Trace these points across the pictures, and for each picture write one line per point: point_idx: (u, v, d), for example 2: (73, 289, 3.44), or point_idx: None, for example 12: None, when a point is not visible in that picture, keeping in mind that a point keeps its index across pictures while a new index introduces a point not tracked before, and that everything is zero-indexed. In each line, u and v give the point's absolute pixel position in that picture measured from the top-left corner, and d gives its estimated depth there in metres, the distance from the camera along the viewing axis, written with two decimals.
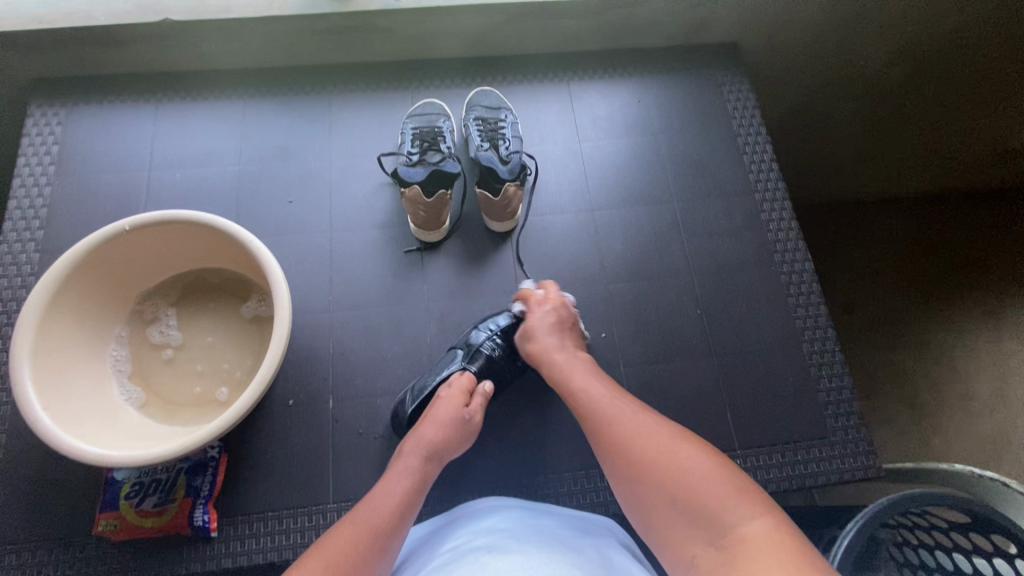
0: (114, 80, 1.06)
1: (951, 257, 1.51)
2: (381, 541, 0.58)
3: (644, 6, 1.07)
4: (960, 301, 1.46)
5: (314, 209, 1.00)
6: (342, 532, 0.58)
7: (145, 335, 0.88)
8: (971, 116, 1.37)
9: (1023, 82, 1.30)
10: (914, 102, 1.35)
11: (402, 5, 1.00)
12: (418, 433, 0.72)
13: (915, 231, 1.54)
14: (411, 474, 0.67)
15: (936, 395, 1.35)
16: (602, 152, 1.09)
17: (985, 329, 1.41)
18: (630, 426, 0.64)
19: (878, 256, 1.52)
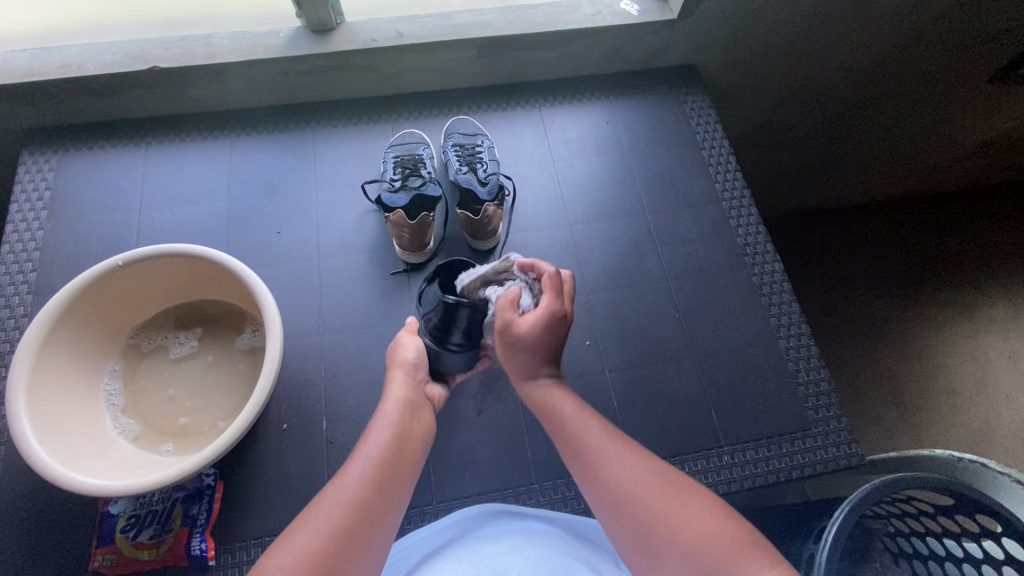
0: (105, 127, 1.10)
1: (916, 257, 1.59)
2: (376, 492, 0.59)
3: (607, 34, 1.14)
4: (929, 297, 1.53)
5: (303, 238, 1.04)
6: (331, 494, 0.58)
7: (140, 367, 0.90)
8: (918, 119, 1.48)
9: (965, 91, 1.40)
10: (867, 112, 1.44)
11: (378, 44, 1.06)
12: (403, 363, 0.78)
13: (876, 236, 1.64)
14: (395, 416, 0.68)
15: (920, 391, 1.39)
16: (576, 171, 1.15)
17: (957, 323, 1.48)
18: (628, 483, 0.60)
19: (846, 259, 1.60)
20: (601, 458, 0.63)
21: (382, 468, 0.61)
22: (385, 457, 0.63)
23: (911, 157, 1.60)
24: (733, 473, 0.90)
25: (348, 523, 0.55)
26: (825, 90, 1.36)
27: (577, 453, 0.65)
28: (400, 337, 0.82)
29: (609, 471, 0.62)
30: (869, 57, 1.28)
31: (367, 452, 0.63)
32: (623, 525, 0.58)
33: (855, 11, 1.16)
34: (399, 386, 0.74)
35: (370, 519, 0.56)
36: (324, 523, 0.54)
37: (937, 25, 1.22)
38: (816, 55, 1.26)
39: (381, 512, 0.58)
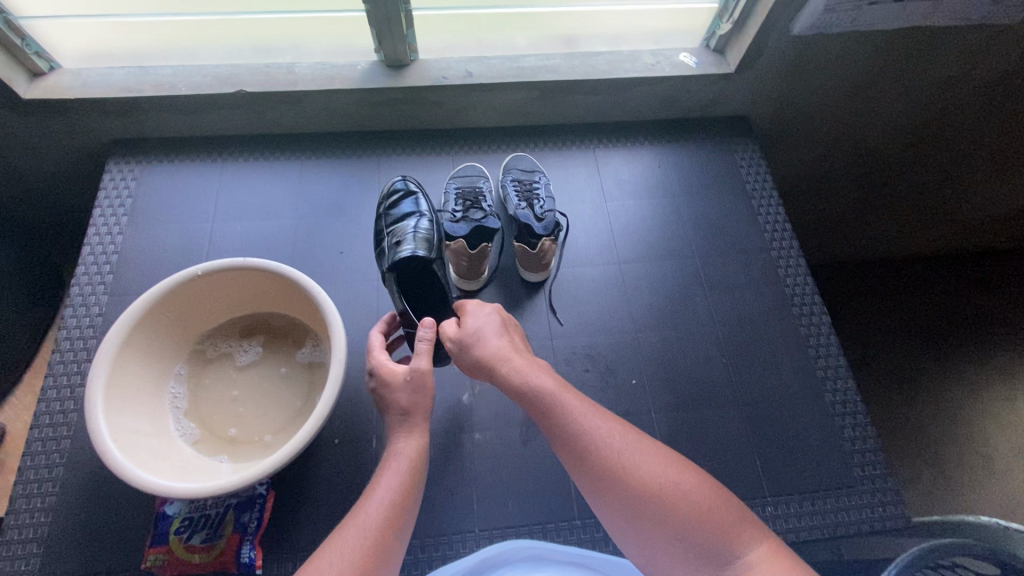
0: (187, 142, 1.17)
1: (952, 315, 1.58)
2: (391, 536, 0.62)
3: (666, 83, 1.19)
4: (966, 358, 1.51)
5: (363, 259, 1.08)
6: (350, 531, 0.61)
7: (204, 373, 0.93)
8: (960, 179, 1.50)
9: (1009, 154, 1.42)
10: (911, 169, 1.46)
11: (448, 82, 1.12)
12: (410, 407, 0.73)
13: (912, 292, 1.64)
14: (411, 459, 0.70)
15: (958, 453, 1.36)
16: (628, 212, 1.18)
17: (998, 386, 1.46)
18: (630, 463, 0.65)
19: (881, 312, 1.60)
20: (580, 426, 0.68)
21: (395, 509, 0.64)
22: (402, 495, 0.66)
23: (950, 216, 1.61)
24: (776, 525, 0.90)
25: (370, 562, 0.59)
26: (870, 146, 1.39)
27: (554, 416, 0.69)
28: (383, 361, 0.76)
29: (597, 445, 0.66)
30: (914, 116, 1.31)
31: (382, 493, 0.65)
32: (605, 483, 0.65)
33: (906, 72, 1.20)
34: (407, 424, 0.72)
35: (385, 558, 0.60)
36: (344, 558, 0.58)
37: (984, 87, 1.26)
38: (862, 113, 1.29)
39: (393, 551, 0.61)
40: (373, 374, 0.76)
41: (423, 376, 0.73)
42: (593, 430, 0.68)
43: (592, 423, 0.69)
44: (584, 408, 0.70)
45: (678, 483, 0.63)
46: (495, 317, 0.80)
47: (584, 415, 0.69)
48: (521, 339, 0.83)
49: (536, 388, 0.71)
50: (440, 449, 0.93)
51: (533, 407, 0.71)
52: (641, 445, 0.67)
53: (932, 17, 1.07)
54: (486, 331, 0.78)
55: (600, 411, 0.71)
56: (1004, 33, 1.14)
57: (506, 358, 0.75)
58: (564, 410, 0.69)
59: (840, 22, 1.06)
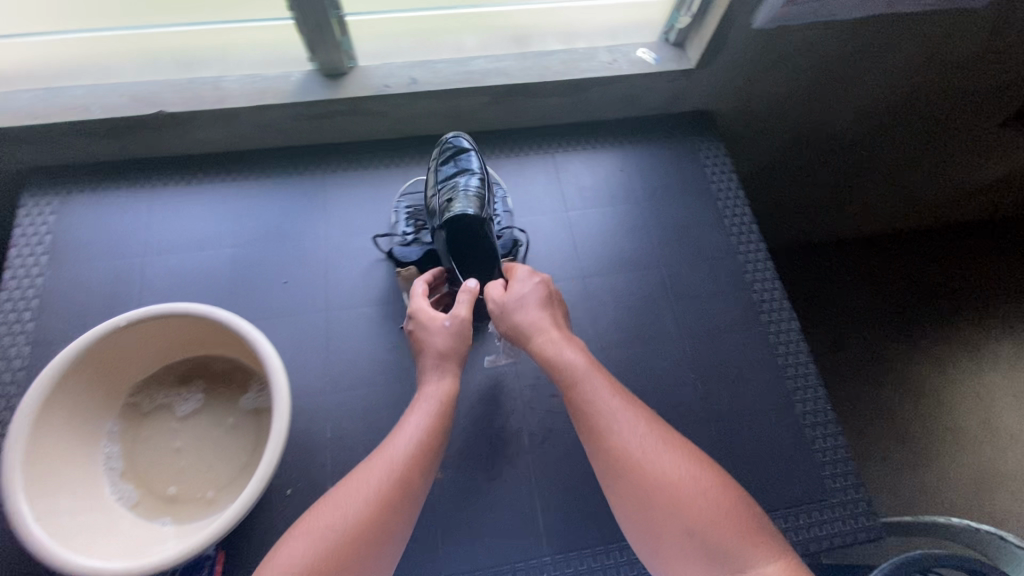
0: (109, 167, 1.07)
1: (911, 297, 1.60)
2: (418, 467, 0.73)
3: (625, 82, 1.12)
4: (921, 342, 1.53)
5: (310, 289, 1.01)
6: (383, 461, 0.72)
7: (141, 428, 0.87)
8: (922, 159, 1.49)
9: (970, 132, 1.42)
10: (876, 152, 1.44)
11: (392, 91, 1.04)
12: (432, 350, 0.83)
13: (873, 275, 1.65)
14: (438, 399, 0.79)
15: (912, 441, 1.40)
16: (591, 222, 1.13)
17: (948, 369, 1.49)
18: (658, 465, 0.71)
19: (843, 298, 1.61)
20: (613, 421, 0.75)
21: (418, 452, 0.74)
22: (429, 434, 0.76)
23: (910, 194, 1.62)
24: None
25: (389, 499, 0.69)
26: (835, 133, 1.36)
27: (590, 410, 0.76)
28: (419, 304, 0.87)
29: (631, 441, 0.73)
30: (879, 101, 1.28)
31: (410, 434, 0.75)
32: (632, 479, 0.71)
33: (871, 59, 1.16)
34: (433, 365, 0.83)
35: (409, 489, 0.71)
36: (369, 492, 0.69)
37: (949, 69, 1.23)
38: (827, 101, 1.25)
39: (417, 485, 0.72)
40: (414, 316, 0.87)
41: (462, 323, 0.85)
42: (613, 422, 0.75)
43: (616, 414, 0.75)
44: (623, 407, 0.76)
45: (702, 490, 0.68)
46: (540, 287, 0.88)
47: (626, 415, 0.75)
48: (564, 314, 0.91)
49: (580, 381, 0.79)
50: None
51: (570, 396, 0.79)
52: (673, 450, 0.73)
53: (895, 5, 1.03)
54: (528, 299, 0.87)
55: (642, 410, 0.77)
56: (966, 21, 1.11)
57: (541, 330, 0.84)
58: (602, 402, 0.77)
59: (801, 13, 1.00)
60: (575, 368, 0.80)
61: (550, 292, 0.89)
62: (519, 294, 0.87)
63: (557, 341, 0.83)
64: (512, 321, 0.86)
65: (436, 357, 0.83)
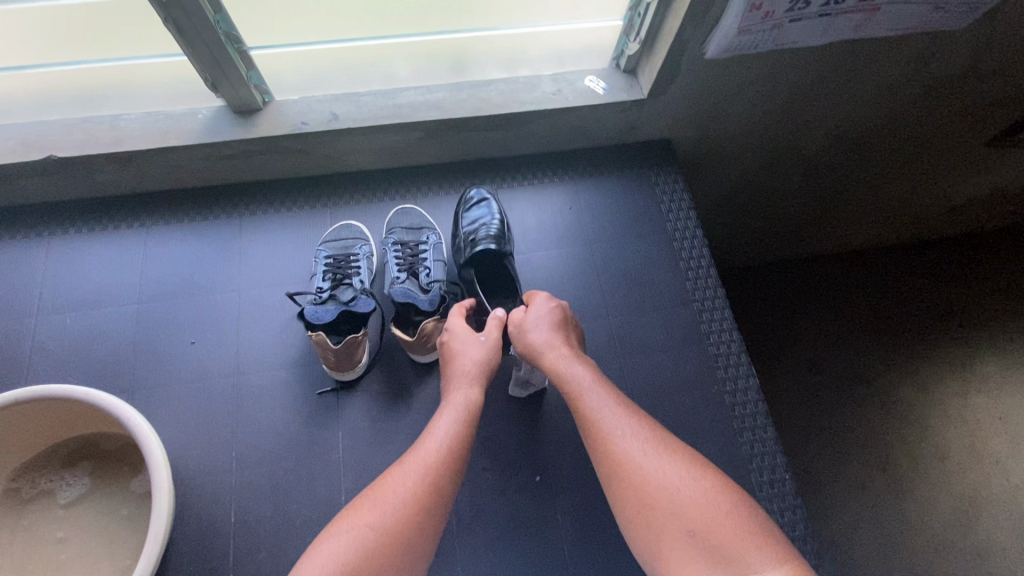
0: (5, 214, 0.98)
1: (885, 322, 1.53)
2: (449, 475, 0.66)
3: (571, 113, 1.03)
4: (898, 373, 1.45)
5: (220, 349, 0.92)
6: (413, 466, 0.66)
7: (17, 519, 0.78)
8: (899, 175, 1.42)
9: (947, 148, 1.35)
10: (851, 169, 1.36)
11: (310, 128, 0.95)
12: (466, 367, 0.78)
13: (846, 299, 1.58)
14: (469, 405, 0.73)
15: (892, 484, 1.30)
16: (534, 268, 1.04)
17: (926, 401, 1.40)
18: (658, 470, 0.63)
19: (815, 323, 1.53)
20: (613, 427, 0.68)
21: (450, 456, 0.67)
22: (459, 442, 0.69)
23: (886, 209, 1.55)
24: None
25: (423, 502, 0.62)
26: (808, 154, 1.26)
27: (592, 418, 0.70)
28: (456, 325, 0.83)
29: (629, 446, 0.66)
30: (853, 123, 1.19)
31: (436, 439, 0.69)
32: (633, 485, 0.64)
33: (844, 81, 1.06)
34: (468, 380, 0.76)
35: (437, 497, 0.64)
36: (393, 495, 0.62)
37: (931, 87, 1.14)
38: (795, 126, 1.16)
39: (445, 495, 0.65)
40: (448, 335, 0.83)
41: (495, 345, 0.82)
42: (612, 425, 0.69)
43: (614, 417, 0.69)
44: (629, 414, 0.70)
45: (703, 496, 0.60)
46: (557, 312, 0.82)
47: (628, 421, 0.69)
48: (578, 336, 0.85)
49: (583, 391, 0.73)
50: None
51: (575, 404, 0.73)
52: (678, 456, 0.65)
53: (864, 30, 0.93)
54: (536, 320, 0.81)
55: (643, 416, 0.70)
56: (949, 39, 1.00)
57: (552, 345, 0.78)
58: (605, 408, 0.71)
59: (757, 43, 0.91)
60: (579, 377, 0.74)
61: (563, 317, 0.83)
62: (540, 314, 0.82)
63: (565, 353, 0.78)
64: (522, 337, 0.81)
65: (473, 370, 0.77)
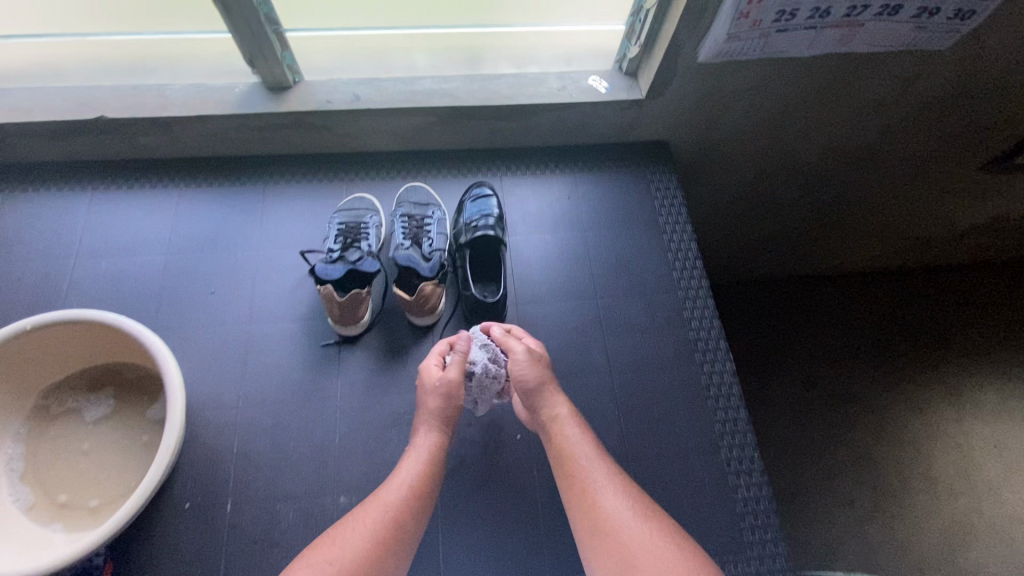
0: (55, 169, 1.09)
1: (872, 340, 1.57)
2: (411, 516, 0.70)
3: (573, 108, 1.11)
4: (884, 389, 1.48)
5: (237, 301, 1.01)
6: (375, 509, 0.70)
7: (47, 430, 0.87)
8: (890, 194, 1.47)
9: (938, 171, 1.40)
10: (840, 186, 1.42)
11: (333, 107, 1.04)
12: (431, 411, 0.79)
13: (834, 313, 1.63)
14: (434, 450, 0.77)
15: (875, 493, 1.32)
16: (531, 248, 1.11)
17: (911, 417, 1.43)
18: (628, 525, 0.67)
19: (801, 334, 1.59)
20: (591, 476, 0.73)
21: (411, 498, 0.71)
22: (421, 484, 0.73)
23: (877, 231, 1.61)
24: None
25: (381, 544, 0.66)
26: (799, 167, 1.32)
27: (571, 470, 0.75)
28: (428, 365, 0.83)
29: (605, 501, 0.70)
30: (843, 136, 1.25)
31: (403, 480, 0.73)
32: (603, 538, 0.68)
33: (833, 95, 1.13)
34: (436, 424, 0.79)
35: (397, 543, 0.67)
36: (360, 533, 0.66)
37: (919, 106, 1.19)
38: (785, 136, 1.22)
39: (407, 541, 0.68)
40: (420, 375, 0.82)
41: (453, 387, 0.80)
42: (598, 481, 0.73)
43: (599, 473, 0.74)
44: (606, 467, 0.75)
45: (660, 548, 0.65)
46: (538, 356, 0.84)
47: (605, 477, 0.73)
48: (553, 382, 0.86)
49: (567, 440, 0.78)
50: (301, 514, 0.86)
51: (557, 457, 0.77)
52: (644, 513, 0.69)
53: (850, 46, 1.00)
54: (519, 368, 0.82)
55: (619, 472, 0.75)
56: (933, 59, 1.07)
57: (541, 392, 0.81)
58: (582, 460, 0.75)
59: (748, 49, 0.98)
60: (563, 427, 0.79)
61: (537, 358, 0.84)
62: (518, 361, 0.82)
63: (551, 389, 0.82)
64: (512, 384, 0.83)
65: (444, 417, 0.80)
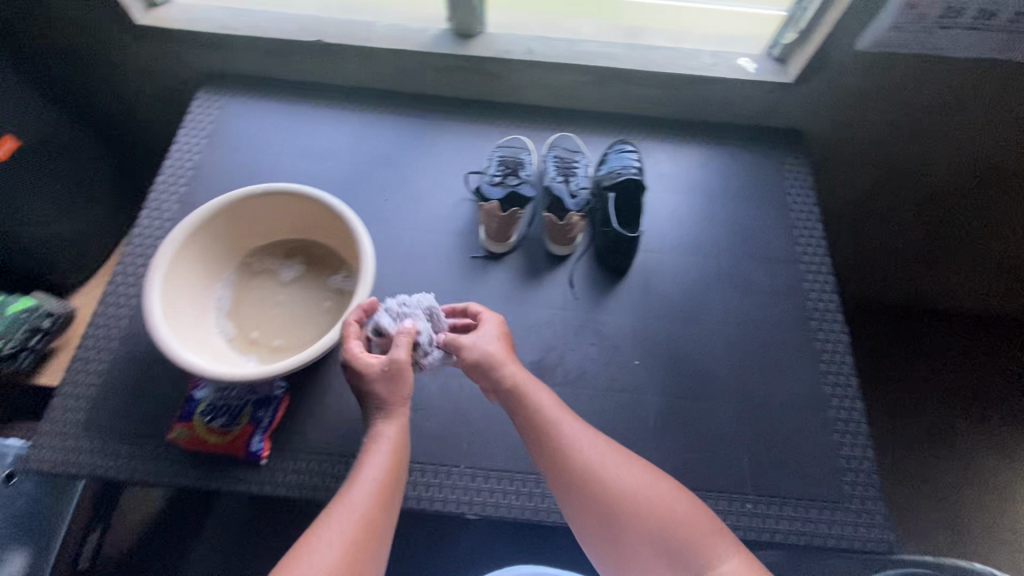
0: (267, 83, 1.29)
1: (1000, 387, 1.43)
2: (381, 508, 0.71)
3: (721, 84, 1.20)
4: (1002, 432, 1.37)
5: (404, 209, 1.16)
6: (346, 509, 0.69)
7: (249, 283, 1.04)
8: None
9: None
10: (990, 210, 1.30)
11: (509, 56, 1.18)
12: (398, 400, 0.78)
13: (961, 352, 1.47)
14: (392, 442, 0.77)
15: (974, 525, 1.27)
16: (662, 204, 1.20)
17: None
18: (625, 486, 0.73)
19: (921, 367, 1.45)
20: (575, 445, 0.75)
21: (381, 493, 0.72)
22: (387, 477, 0.74)
23: None
24: (753, 522, 0.91)
25: (360, 538, 0.67)
26: (938, 181, 1.27)
27: (553, 447, 0.76)
28: (364, 356, 0.78)
29: (595, 467, 0.74)
30: (995, 150, 1.20)
31: (368, 478, 0.72)
32: (592, 502, 0.72)
33: (991, 98, 1.12)
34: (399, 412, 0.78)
35: (375, 538, 0.69)
36: (337, 534, 0.67)
37: None
38: (928, 141, 1.21)
39: (383, 534, 0.70)
40: (352, 366, 0.78)
41: (400, 368, 0.78)
42: (585, 452, 0.75)
43: (585, 445, 0.76)
44: (594, 439, 0.77)
45: (670, 509, 0.71)
46: (499, 329, 0.86)
47: (590, 446, 0.76)
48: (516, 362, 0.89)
49: (541, 415, 0.78)
50: (442, 388, 0.98)
51: (533, 431, 0.78)
52: (639, 469, 0.75)
53: (1012, 50, 1.04)
54: (486, 352, 0.82)
55: (617, 443, 0.78)
56: None
57: (504, 363, 0.82)
58: (564, 429, 0.77)
59: (908, 43, 1.06)
60: (541, 401, 0.79)
61: (500, 333, 0.86)
62: (478, 347, 0.82)
63: (517, 376, 0.81)
64: (478, 371, 0.82)
65: (396, 404, 0.78)
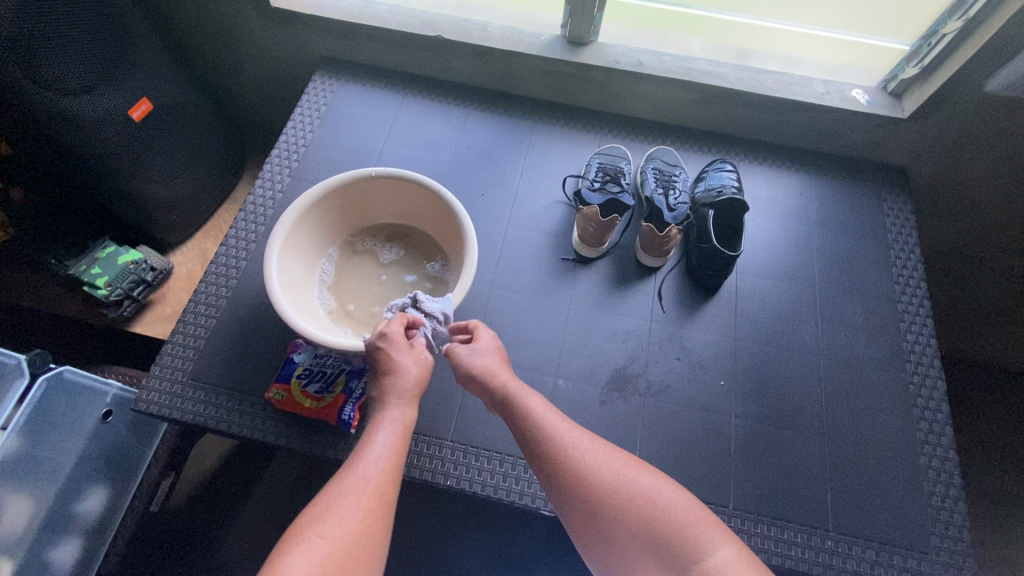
0: (378, 72, 1.35)
1: None
2: (389, 490, 0.67)
3: (830, 113, 1.19)
4: None
5: (500, 204, 1.19)
6: (356, 485, 0.66)
7: (352, 260, 1.08)
8: None
9: None
10: None
11: (619, 66, 1.20)
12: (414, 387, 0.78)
13: None
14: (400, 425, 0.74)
15: None
16: (757, 228, 1.19)
17: None
18: (620, 482, 0.69)
19: None
20: (571, 442, 0.73)
21: (386, 473, 0.68)
22: (395, 458, 0.71)
23: None
24: (833, 559, 0.88)
25: (370, 518, 0.63)
26: None
27: (547, 443, 0.73)
28: (395, 340, 0.80)
29: (591, 465, 0.70)
30: None
31: (375, 460, 0.69)
32: (590, 499, 0.68)
33: None
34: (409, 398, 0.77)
35: (381, 519, 0.64)
36: (347, 511, 0.63)
37: None
38: None
39: (388, 519, 0.65)
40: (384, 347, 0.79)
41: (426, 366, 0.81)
42: (581, 450, 0.72)
43: (581, 445, 0.72)
44: (593, 440, 0.74)
45: (672, 507, 0.66)
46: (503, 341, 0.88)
47: (584, 444, 0.73)
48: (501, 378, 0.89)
49: (535, 413, 0.76)
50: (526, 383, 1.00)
51: (528, 430, 0.75)
52: (636, 468, 0.71)
53: None
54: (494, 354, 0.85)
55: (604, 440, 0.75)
56: None
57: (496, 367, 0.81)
58: (558, 427, 0.74)
59: None
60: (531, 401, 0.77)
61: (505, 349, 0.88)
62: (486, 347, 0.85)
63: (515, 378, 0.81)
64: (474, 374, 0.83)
65: (410, 391, 0.77)
